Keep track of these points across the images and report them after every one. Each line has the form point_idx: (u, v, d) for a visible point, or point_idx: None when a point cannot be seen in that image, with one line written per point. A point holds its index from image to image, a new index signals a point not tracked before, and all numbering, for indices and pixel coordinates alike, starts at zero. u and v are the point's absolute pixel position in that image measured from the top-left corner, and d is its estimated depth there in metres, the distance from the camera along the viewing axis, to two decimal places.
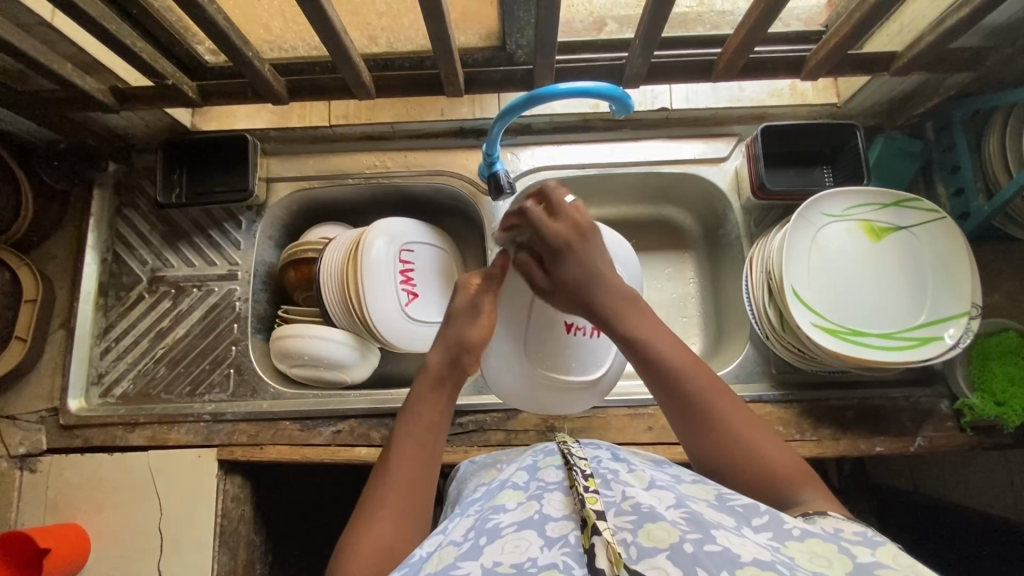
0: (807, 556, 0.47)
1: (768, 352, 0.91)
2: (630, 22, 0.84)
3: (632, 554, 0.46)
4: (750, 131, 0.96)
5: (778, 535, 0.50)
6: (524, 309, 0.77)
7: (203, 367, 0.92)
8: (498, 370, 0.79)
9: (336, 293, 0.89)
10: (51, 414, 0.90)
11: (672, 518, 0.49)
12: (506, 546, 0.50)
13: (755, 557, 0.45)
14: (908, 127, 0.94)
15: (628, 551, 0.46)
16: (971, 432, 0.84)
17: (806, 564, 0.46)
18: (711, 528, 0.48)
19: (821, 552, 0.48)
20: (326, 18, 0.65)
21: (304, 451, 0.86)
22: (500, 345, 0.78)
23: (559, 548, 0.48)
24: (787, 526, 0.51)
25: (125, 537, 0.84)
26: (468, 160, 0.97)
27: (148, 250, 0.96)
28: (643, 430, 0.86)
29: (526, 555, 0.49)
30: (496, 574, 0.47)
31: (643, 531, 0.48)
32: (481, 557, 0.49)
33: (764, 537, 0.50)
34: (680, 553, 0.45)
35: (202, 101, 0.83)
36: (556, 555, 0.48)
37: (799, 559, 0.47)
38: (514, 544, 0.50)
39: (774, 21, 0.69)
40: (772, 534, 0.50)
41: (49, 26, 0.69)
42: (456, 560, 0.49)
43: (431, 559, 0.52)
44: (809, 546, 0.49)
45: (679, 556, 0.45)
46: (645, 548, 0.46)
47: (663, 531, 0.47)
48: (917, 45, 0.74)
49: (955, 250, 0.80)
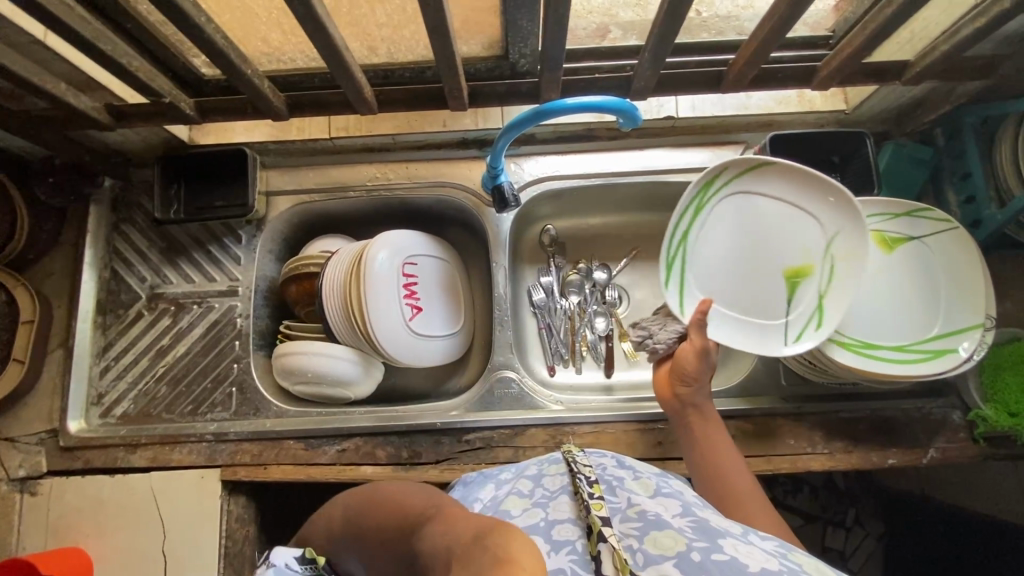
0: (815, 568, 0.44)
1: (777, 363, 0.89)
2: (635, 28, 0.81)
3: (640, 561, 0.44)
4: (758, 139, 0.94)
5: (784, 547, 0.48)
6: (743, 276, 0.82)
7: (205, 386, 0.91)
8: (781, 238, 0.81)
9: (339, 308, 0.87)
10: (51, 435, 0.88)
11: (679, 526, 0.47)
12: None
13: (763, 566, 0.42)
14: (918, 134, 0.92)
15: (634, 559, 0.45)
16: (984, 443, 0.83)
17: (814, 571, 0.43)
18: (718, 536, 0.46)
19: (829, 571, 0.44)
20: (326, 32, 0.63)
21: (310, 471, 0.85)
22: (767, 272, 0.82)
23: (566, 553, 0.46)
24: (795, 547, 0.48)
25: (127, 560, 0.83)
26: (472, 171, 0.95)
27: (146, 267, 0.94)
28: (653, 445, 0.85)
29: None
30: None
31: (649, 538, 0.46)
32: None
33: (771, 546, 0.47)
34: (688, 561, 0.43)
35: (200, 118, 0.81)
36: (562, 560, 0.46)
37: (807, 567, 0.44)
38: None
39: (786, 34, 0.68)
40: (777, 544, 0.48)
41: (42, 45, 0.67)
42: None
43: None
44: (819, 564, 0.45)
45: (686, 563, 0.42)
46: (653, 554, 0.45)
47: (669, 538, 0.46)
48: (931, 54, 0.72)
49: (972, 269, 0.79)
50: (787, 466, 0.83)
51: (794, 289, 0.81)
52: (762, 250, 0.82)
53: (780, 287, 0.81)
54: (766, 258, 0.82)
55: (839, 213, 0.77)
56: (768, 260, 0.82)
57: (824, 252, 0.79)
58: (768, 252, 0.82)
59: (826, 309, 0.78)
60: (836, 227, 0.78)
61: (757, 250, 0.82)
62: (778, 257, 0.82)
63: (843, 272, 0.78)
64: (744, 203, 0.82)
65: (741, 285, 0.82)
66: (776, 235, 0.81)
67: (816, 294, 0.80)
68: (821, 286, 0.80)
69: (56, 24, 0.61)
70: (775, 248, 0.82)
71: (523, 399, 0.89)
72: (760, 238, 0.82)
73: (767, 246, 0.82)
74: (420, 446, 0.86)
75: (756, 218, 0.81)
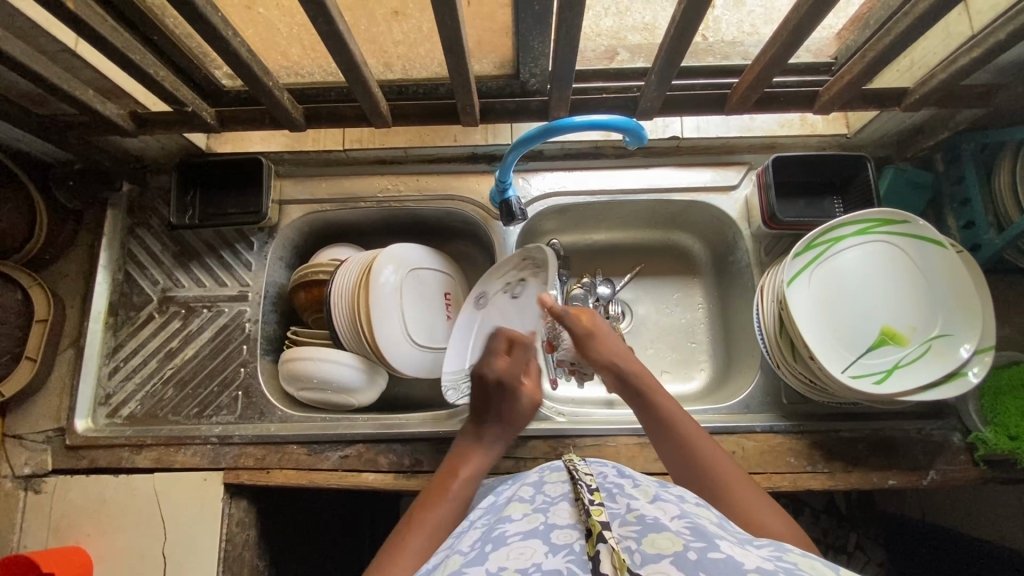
0: (808, 565, 0.45)
1: (777, 380, 0.90)
2: (643, 50, 0.84)
3: (637, 560, 0.45)
4: (760, 160, 0.96)
5: (781, 550, 0.48)
6: (838, 309, 0.82)
7: (211, 389, 0.92)
8: (889, 300, 0.82)
9: (346, 317, 0.88)
10: (58, 434, 0.89)
11: (677, 528, 0.48)
12: (511, 553, 0.48)
13: (759, 566, 0.44)
14: (918, 159, 0.94)
15: (632, 558, 0.45)
16: (984, 467, 0.83)
17: (810, 569, 0.44)
18: (714, 537, 0.47)
19: (824, 570, 0.44)
20: (347, 48, 0.66)
21: (312, 476, 0.86)
22: (859, 319, 0.82)
23: (564, 555, 0.46)
24: (790, 547, 0.49)
25: (126, 560, 0.83)
26: (480, 185, 0.98)
27: (159, 270, 0.96)
28: (654, 460, 0.85)
29: (530, 561, 0.47)
30: None
31: (647, 539, 0.47)
32: (487, 563, 0.47)
33: (766, 549, 0.48)
34: (684, 560, 0.44)
35: (219, 127, 0.84)
36: (561, 561, 0.46)
37: (801, 566, 0.45)
38: (519, 551, 0.48)
39: (789, 59, 0.70)
40: (772, 547, 0.48)
41: (73, 53, 0.70)
42: (462, 566, 0.48)
43: (439, 567, 0.50)
44: (813, 562, 0.46)
45: (683, 561, 0.43)
46: (650, 554, 0.45)
47: (667, 539, 0.46)
48: (929, 82, 0.74)
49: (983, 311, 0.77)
50: (787, 483, 0.83)
51: (878, 344, 0.81)
52: (863, 297, 0.82)
53: (867, 335, 0.81)
54: (866, 307, 0.82)
55: (965, 319, 0.78)
56: (865, 307, 0.82)
57: (925, 333, 0.79)
58: (869, 303, 0.82)
59: (895, 376, 0.79)
60: (953, 328, 0.78)
61: (858, 296, 0.82)
62: (876, 311, 0.82)
63: (930, 362, 0.78)
64: (875, 252, 0.82)
65: (832, 307, 0.83)
66: (882, 291, 0.82)
67: (893, 360, 0.80)
68: (900, 358, 0.80)
69: (91, 34, 0.63)
70: (878, 304, 0.82)
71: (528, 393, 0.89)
72: (865, 287, 0.82)
73: (870, 294, 0.82)
74: (422, 454, 0.86)
75: (880, 271, 0.82)
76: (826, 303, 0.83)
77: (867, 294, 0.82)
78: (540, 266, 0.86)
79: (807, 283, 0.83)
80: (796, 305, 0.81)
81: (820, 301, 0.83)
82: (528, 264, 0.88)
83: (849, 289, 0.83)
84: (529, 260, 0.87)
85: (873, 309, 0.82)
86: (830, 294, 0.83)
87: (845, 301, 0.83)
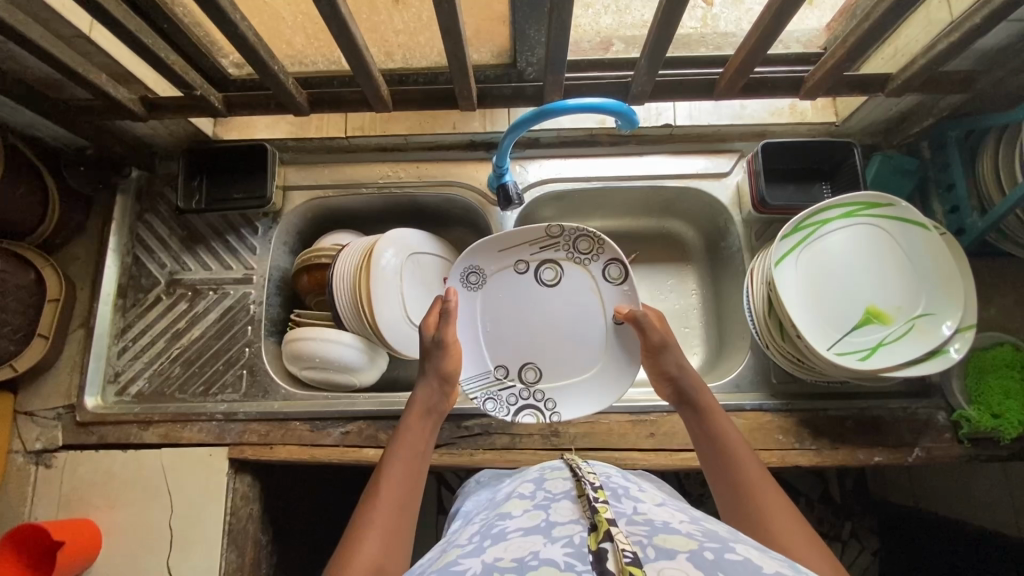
0: None
1: (767, 361, 0.93)
2: (636, 42, 0.87)
3: (649, 555, 0.45)
4: (751, 148, 0.99)
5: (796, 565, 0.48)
6: (825, 289, 0.85)
7: (217, 368, 0.95)
8: (874, 280, 0.84)
9: (348, 298, 0.91)
10: (68, 410, 0.92)
11: (687, 532, 0.48)
12: (512, 548, 0.48)
13: (776, 569, 0.44)
14: (905, 147, 0.97)
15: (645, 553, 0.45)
16: (968, 443, 0.86)
17: None
18: (727, 540, 0.47)
19: None
20: (349, 33, 0.68)
21: (314, 451, 0.88)
22: (845, 299, 0.84)
23: (564, 547, 0.46)
24: None
25: (134, 533, 0.86)
26: (479, 172, 1.01)
27: (166, 254, 0.99)
28: (646, 436, 0.88)
29: (530, 551, 0.47)
30: (499, 568, 0.45)
31: (658, 537, 0.47)
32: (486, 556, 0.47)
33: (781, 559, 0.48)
34: (699, 558, 0.44)
35: (226, 112, 0.87)
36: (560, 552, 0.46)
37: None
38: (519, 544, 0.48)
39: (773, 44, 0.72)
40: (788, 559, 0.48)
41: (87, 37, 0.73)
42: (461, 558, 0.48)
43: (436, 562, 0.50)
44: None
45: (699, 559, 0.43)
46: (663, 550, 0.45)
47: (680, 539, 0.47)
48: (911, 68, 0.77)
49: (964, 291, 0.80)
50: (775, 460, 0.85)
51: (864, 323, 0.83)
52: (850, 277, 0.85)
53: (853, 314, 0.83)
54: (852, 287, 0.84)
55: (947, 299, 0.80)
56: (851, 286, 0.84)
57: (908, 311, 0.82)
58: (855, 283, 0.84)
59: (879, 353, 0.81)
60: (936, 308, 0.81)
61: (845, 276, 0.85)
62: (862, 291, 0.84)
63: (913, 340, 0.81)
64: (860, 234, 0.85)
65: (819, 286, 0.85)
66: (867, 272, 0.85)
67: (878, 338, 0.82)
68: (884, 336, 0.82)
69: (107, 18, 0.66)
70: (865, 284, 0.84)
71: (596, 387, 0.88)
72: (852, 267, 0.85)
73: (856, 275, 0.85)
74: None
75: (866, 252, 0.85)
76: (813, 282, 0.85)
77: (854, 275, 0.85)
78: (582, 252, 0.87)
79: (796, 263, 0.85)
80: (785, 288, 0.84)
81: (807, 281, 0.85)
82: (546, 246, 0.88)
83: (836, 269, 0.85)
84: (551, 241, 0.88)
85: (860, 289, 0.84)
86: (818, 274, 0.85)
87: (832, 281, 0.85)
